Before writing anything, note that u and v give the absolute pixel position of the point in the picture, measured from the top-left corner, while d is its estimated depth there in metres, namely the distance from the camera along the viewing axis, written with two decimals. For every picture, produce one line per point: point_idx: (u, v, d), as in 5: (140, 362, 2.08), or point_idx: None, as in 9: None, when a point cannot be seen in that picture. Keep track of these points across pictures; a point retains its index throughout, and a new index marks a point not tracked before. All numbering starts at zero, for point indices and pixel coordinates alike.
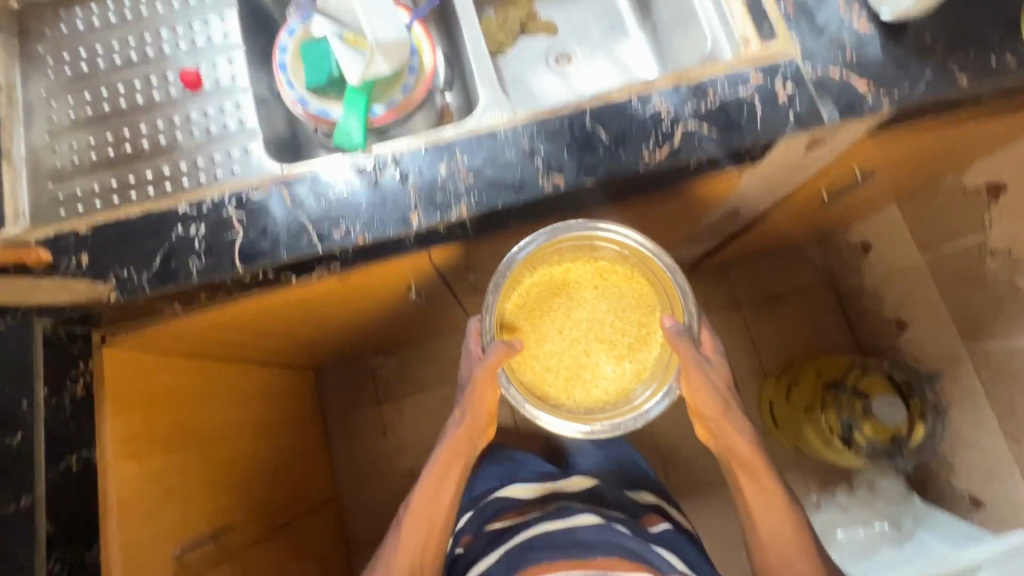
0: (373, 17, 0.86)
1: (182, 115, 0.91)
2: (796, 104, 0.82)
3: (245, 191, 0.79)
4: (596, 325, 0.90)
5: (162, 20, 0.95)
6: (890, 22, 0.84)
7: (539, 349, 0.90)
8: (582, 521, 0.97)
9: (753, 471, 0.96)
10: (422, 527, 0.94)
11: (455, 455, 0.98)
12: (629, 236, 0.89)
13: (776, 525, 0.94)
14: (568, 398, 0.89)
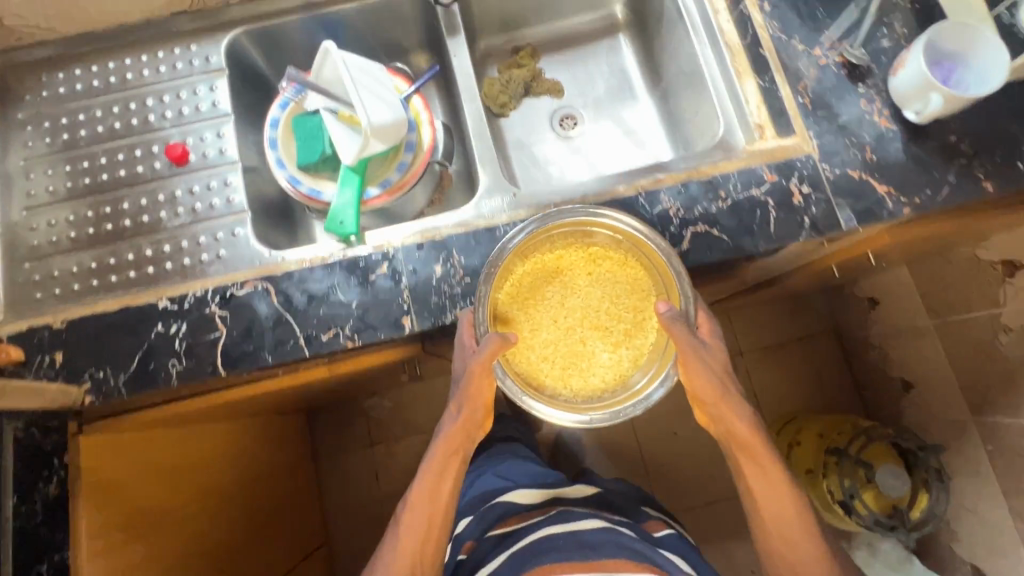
0: (369, 97, 0.82)
1: (167, 192, 0.87)
2: (812, 207, 0.77)
3: (230, 286, 0.76)
4: (589, 310, 0.75)
5: (150, 89, 0.91)
6: (918, 121, 0.78)
7: (528, 337, 0.75)
8: (586, 526, 0.83)
9: (761, 466, 0.78)
10: (420, 528, 0.75)
11: (440, 468, 0.77)
12: (621, 217, 0.73)
13: (783, 521, 0.78)
14: (565, 389, 0.74)
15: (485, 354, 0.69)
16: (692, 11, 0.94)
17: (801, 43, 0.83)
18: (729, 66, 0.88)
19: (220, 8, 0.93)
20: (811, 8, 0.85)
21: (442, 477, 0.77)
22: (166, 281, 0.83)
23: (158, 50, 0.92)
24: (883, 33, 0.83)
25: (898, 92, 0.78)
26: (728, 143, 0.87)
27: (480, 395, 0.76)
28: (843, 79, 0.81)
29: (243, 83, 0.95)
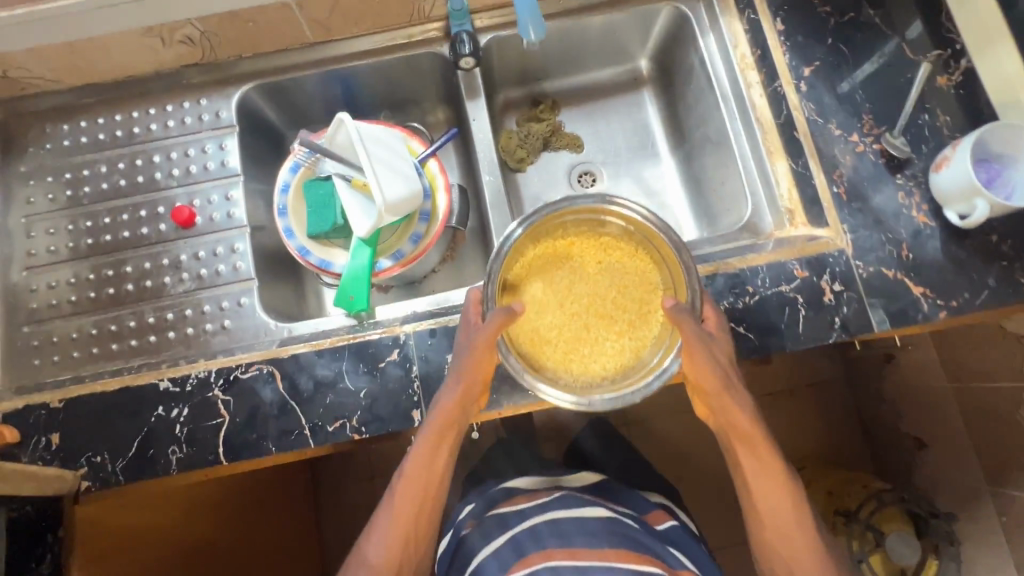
0: (384, 170, 0.79)
1: (172, 256, 0.84)
2: (844, 306, 0.74)
3: (233, 369, 0.73)
4: (596, 298, 0.74)
5: (158, 145, 0.87)
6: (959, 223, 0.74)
7: (532, 318, 0.73)
8: (587, 513, 0.79)
9: (760, 458, 0.73)
10: (414, 500, 0.69)
11: (431, 449, 0.69)
12: (633, 205, 0.71)
13: (781, 523, 0.72)
14: (566, 372, 0.71)
15: (490, 330, 0.66)
16: (723, 79, 0.89)
17: (838, 128, 0.79)
18: (761, 144, 0.84)
19: (233, 63, 0.89)
20: (850, 90, 0.81)
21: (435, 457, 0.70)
22: (170, 351, 0.80)
23: (167, 103, 0.89)
24: (924, 120, 0.79)
25: (940, 190, 0.74)
26: (757, 226, 0.84)
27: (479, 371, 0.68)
28: (880, 169, 0.78)
29: (252, 138, 0.92)
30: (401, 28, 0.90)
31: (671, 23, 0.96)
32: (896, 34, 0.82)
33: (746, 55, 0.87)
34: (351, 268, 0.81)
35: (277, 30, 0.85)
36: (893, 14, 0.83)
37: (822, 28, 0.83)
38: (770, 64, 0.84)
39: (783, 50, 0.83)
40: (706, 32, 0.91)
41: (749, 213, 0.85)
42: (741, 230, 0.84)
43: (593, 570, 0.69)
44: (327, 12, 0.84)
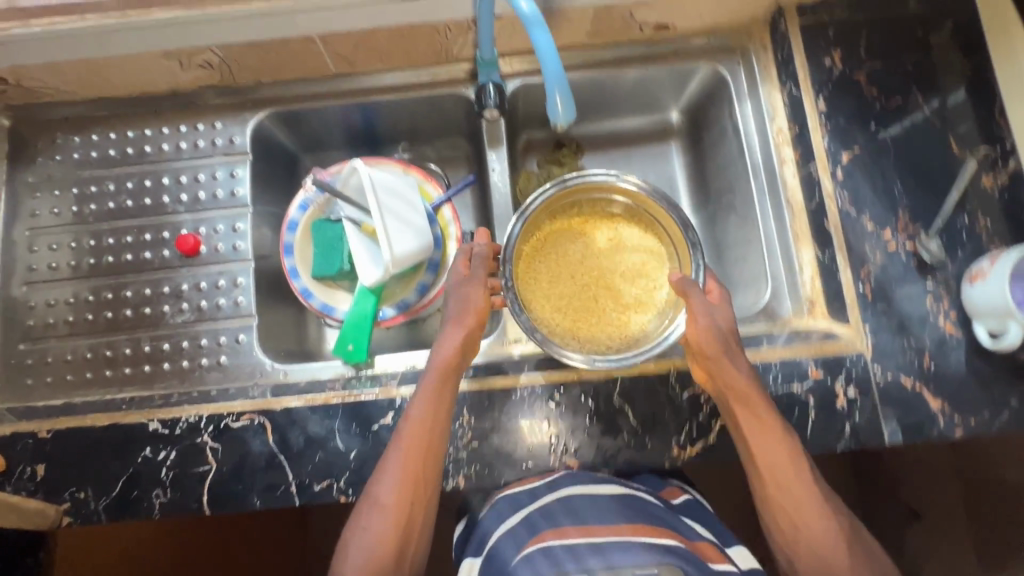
0: (395, 222, 0.76)
1: (173, 284, 0.82)
2: (856, 413, 0.71)
3: (224, 416, 0.72)
4: (604, 273, 0.84)
5: (169, 166, 0.85)
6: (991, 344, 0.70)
7: (547, 288, 0.82)
8: (604, 488, 0.66)
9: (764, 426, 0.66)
10: (421, 444, 0.65)
11: (439, 387, 0.67)
12: (641, 183, 0.78)
13: (793, 494, 0.66)
14: (574, 338, 0.80)
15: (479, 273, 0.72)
16: (756, 151, 0.86)
17: (871, 221, 0.76)
18: (788, 227, 0.82)
19: (251, 87, 0.87)
20: (888, 182, 0.77)
21: (441, 400, 0.66)
22: (163, 383, 0.79)
23: (181, 123, 0.86)
24: (963, 222, 0.75)
25: (973, 304, 0.70)
26: (774, 310, 0.81)
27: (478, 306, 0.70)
28: (910, 270, 0.74)
29: (265, 166, 0.90)
30: (428, 66, 0.87)
31: (707, 82, 0.91)
32: (943, 126, 0.78)
33: (783, 129, 0.84)
34: (351, 316, 0.79)
35: (298, 61, 0.82)
36: (943, 104, 0.79)
37: (866, 111, 0.79)
38: (807, 144, 0.80)
39: (822, 131, 0.79)
40: (743, 99, 0.87)
41: (766, 298, 0.82)
42: (756, 313, 0.82)
43: (609, 549, 0.59)
44: (352, 48, 0.81)
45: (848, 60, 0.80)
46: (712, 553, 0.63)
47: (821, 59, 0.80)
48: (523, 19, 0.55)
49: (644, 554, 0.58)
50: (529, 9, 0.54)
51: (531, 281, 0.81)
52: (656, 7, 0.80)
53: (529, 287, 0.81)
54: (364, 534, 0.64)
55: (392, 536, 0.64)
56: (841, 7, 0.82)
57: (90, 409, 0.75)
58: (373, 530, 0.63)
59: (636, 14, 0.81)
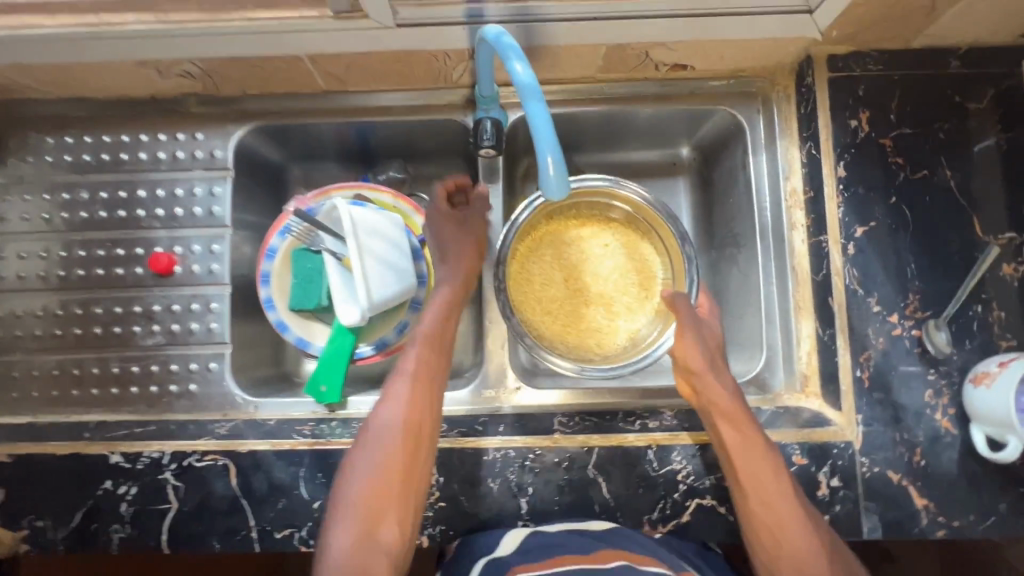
0: (378, 263, 0.73)
1: (145, 303, 0.79)
2: (836, 505, 0.69)
3: (188, 455, 0.70)
4: (597, 278, 0.84)
5: (146, 177, 0.81)
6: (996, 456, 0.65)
7: (539, 291, 0.82)
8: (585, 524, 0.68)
9: (741, 432, 0.65)
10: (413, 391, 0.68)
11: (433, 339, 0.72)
12: (640, 195, 0.80)
13: (778, 510, 0.63)
14: (563, 343, 0.81)
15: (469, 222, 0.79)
16: (766, 210, 0.81)
17: (877, 303, 0.72)
18: (790, 297, 0.79)
19: (236, 98, 0.81)
20: (902, 262, 0.72)
21: (434, 357, 0.71)
22: (130, 407, 0.77)
23: (160, 132, 0.82)
24: (975, 312, 0.71)
25: (974, 407, 0.66)
26: (765, 382, 0.78)
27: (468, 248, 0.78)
28: (912, 360, 0.70)
29: (248, 182, 0.85)
30: (425, 89, 0.81)
31: (722, 126, 0.85)
32: (970, 206, 0.72)
33: (797, 190, 0.79)
34: (327, 354, 0.77)
35: (285, 77, 0.77)
36: (973, 181, 0.73)
37: (888, 182, 0.73)
38: (821, 211, 0.75)
39: (837, 200, 0.73)
40: (759, 150, 0.82)
41: (759, 367, 0.79)
42: (747, 382, 0.79)
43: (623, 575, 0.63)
44: (343, 68, 0.75)
45: (876, 123, 0.74)
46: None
47: (847, 119, 0.74)
48: (521, 86, 0.50)
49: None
50: (527, 76, 0.50)
51: (525, 283, 0.82)
52: (675, 48, 0.74)
53: (522, 289, 0.81)
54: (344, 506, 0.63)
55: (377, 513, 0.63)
56: (876, 62, 0.75)
57: (53, 432, 0.73)
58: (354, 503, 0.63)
59: (653, 53, 0.75)
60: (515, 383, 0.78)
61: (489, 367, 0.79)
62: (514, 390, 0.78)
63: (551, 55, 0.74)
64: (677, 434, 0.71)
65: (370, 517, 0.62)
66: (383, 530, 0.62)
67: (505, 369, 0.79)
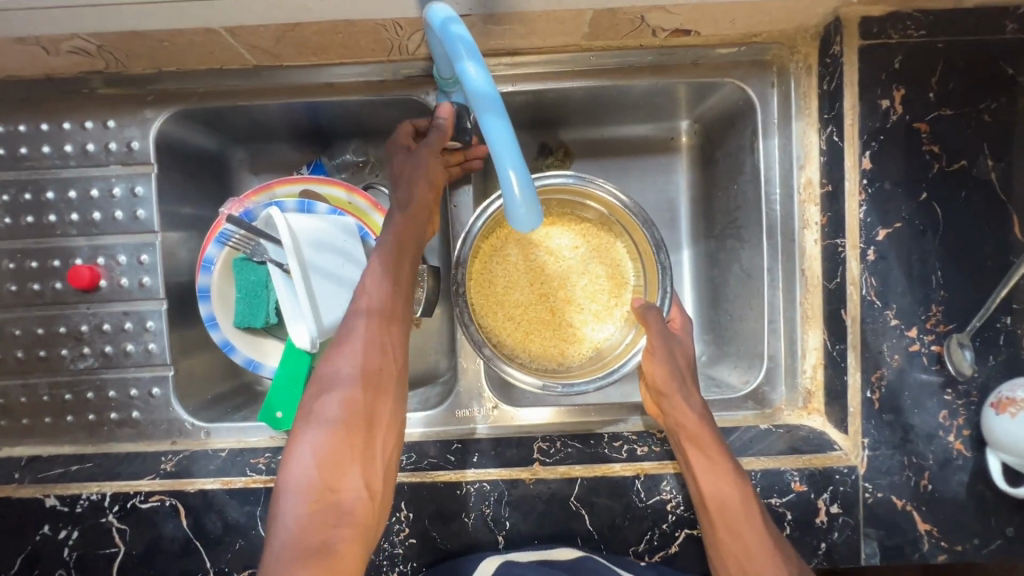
0: (326, 281, 0.63)
1: (71, 322, 0.70)
2: (835, 531, 0.64)
3: (131, 496, 0.64)
4: (568, 282, 0.73)
5: (54, 176, 0.69)
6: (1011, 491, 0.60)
7: (501, 294, 0.71)
8: (556, 550, 0.62)
9: (713, 467, 0.58)
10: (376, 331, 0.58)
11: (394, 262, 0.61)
12: (621, 197, 0.66)
13: (742, 539, 0.56)
14: (523, 352, 0.71)
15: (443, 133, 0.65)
16: (774, 205, 0.71)
17: (896, 316, 0.64)
18: (798, 305, 0.71)
19: (150, 77, 0.68)
20: (927, 269, 0.63)
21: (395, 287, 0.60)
22: (68, 437, 0.70)
23: (64, 120, 0.69)
24: (1003, 324, 0.63)
25: (995, 434, 0.60)
26: (765, 396, 0.72)
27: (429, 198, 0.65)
28: (929, 378, 0.64)
29: (178, 177, 0.73)
30: (378, 63, 0.68)
31: (729, 100, 0.73)
32: (1010, 202, 0.63)
33: (813, 182, 0.69)
34: (280, 376, 0.69)
35: (203, 52, 0.63)
36: (1016, 174, 0.63)
37: (919, 174, 0.63)
38: (839, 208, 0.65)
39: (859, 198, 0.64)
40: (771, 134, 0.70)
41: (757, 381, 0.72)
42: (744, 397, 0.73)
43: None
44: (272, 41, 0.61)
45: (911, 103, 0.63)
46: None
47: (877, 98, 0.63)
48: (476, 94, 0.39)
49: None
50: (483, 82, 0.39)
51: (486, 286, 0.71)
52: (675, 11, 0.60)
53: (482, 293, 0.71)
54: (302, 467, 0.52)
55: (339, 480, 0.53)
56: (918, 26, 0.62)
57: None
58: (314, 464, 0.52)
59: (649, 17, 0.61)
60: (491, 400, 0.71)
61: (462, 384, 0.71)
62: (492, 408, 0.71)
63: (526, 22, 0.61)
64: (668, 463, 0.65)
65: (329, 483, 0.52)
66: (345, 495, 0.52)
67: (480, 387, 0.71)
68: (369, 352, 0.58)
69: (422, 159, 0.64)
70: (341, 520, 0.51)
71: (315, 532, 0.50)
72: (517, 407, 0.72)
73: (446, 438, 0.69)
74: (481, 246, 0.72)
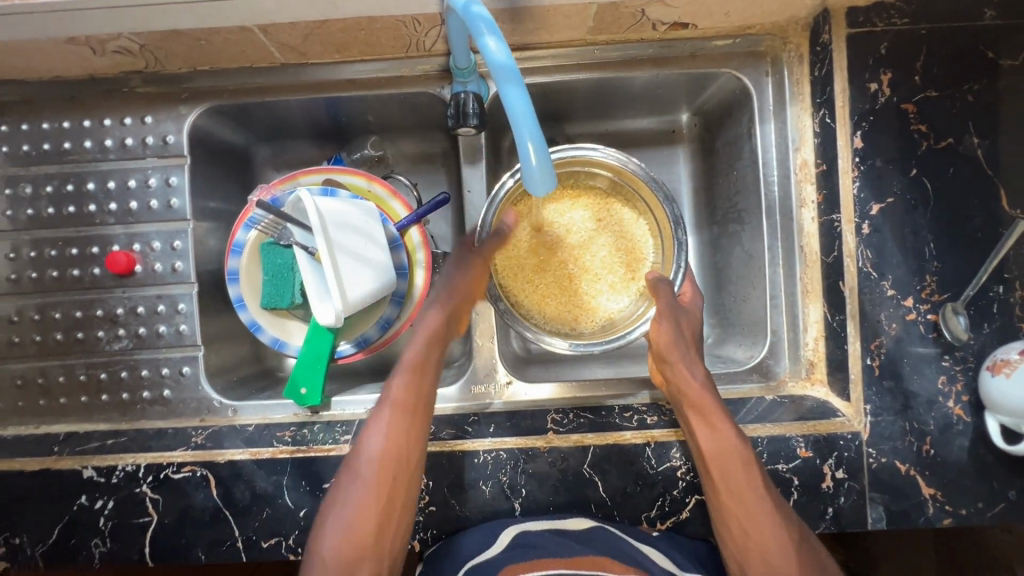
0: (350, 260, 0.66)
1: (107, 305, 0.74)
2: (841, 497, 0.66)
3: (164, 467, 0.67)
4: (584, 253, 0.78)
5: (94, 169, 0.74)
6: (1013, 451, 0.62)
7: (522, 259, 0.77)
8: (570, 521, 0.65)
9: (713, 431, 0.60)
10: (402, 421, 0.61)
11: (424, 352, 0.65)
12: (640, 168, 0.69)
13: (741, 491, 0.58)
14: (539, 312, 0.76)
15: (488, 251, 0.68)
16: (773, 185, 0.75)
17: (892, 287, 0.67)
18: (798, 280, 0.74)
19: (185, 75, 0.73)
20: (920, 241, 0.66)
21: (423, 382, 0.64)
22: (103, 416, 0.74)
23: (105, 116, 0.74)
24: (997, 293, 0.66)
25: (992, 397, 0.62)
26: (769, 369, 0.75)
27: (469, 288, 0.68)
28: (927, 345, 0.66)
29: (209, 169, 0.78)
30: (398, 60, 0.73)
31: (727, 89, 0.77)
32: (997, 176, 0.66)
33: (808, 162, 0.73)
34: (305, 354, 0.72)
35: (236, 50, 0.68)
36: (1003, 149, 0.66)
37: (908, 152, 0.67)
38: (834, 185, 0.69)
39: (852, 174, 0.67)
40: (767, 119, 0.74)
41: (762, 355, 0.76)
42: (749, 369, 0.76)
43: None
44: (300, 39, 0.66)
45: (898, 86, 0.67)
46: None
47: (866, 82, 0.67)
48: (495, 66, 0.43)
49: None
50: (502, 54, 0.42)
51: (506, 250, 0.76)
52: (673, 4, 0.65)
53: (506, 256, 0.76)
54: (333, 522, 0.58)
55: (366, 539, 0.57)
56: (902, 15, 0.66)
57: (22, 446, 0.70)
58: (342, 523, 0.57)
59: (650, 11, 0.66)
60: (505, 378, 0.75)
61: (477, 361, 0.75)
62: (506, 384, 0.75)
63: (534, 17, 0.66)
64: (677, 430, 0.68)
65: (354, 542, 0.56)
66: None
67: (494, 364, 0.75)
68: (394, 443, 0.60)
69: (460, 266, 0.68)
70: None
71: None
72: (529, 383, 0.75)
73: (465, 410, 0.73)
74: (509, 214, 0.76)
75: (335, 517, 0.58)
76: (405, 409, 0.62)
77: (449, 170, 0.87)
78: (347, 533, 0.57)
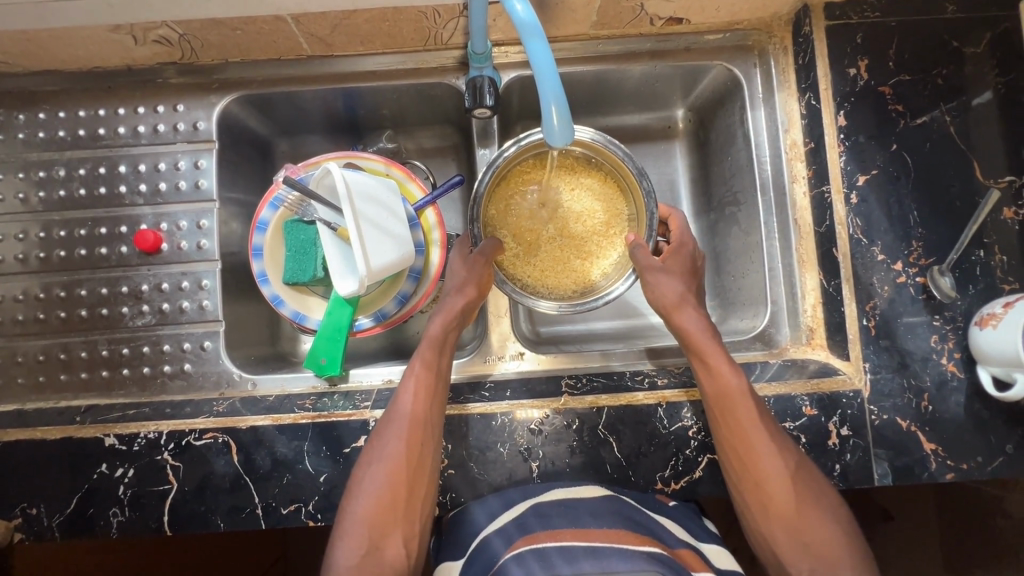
0: (373, 230, 0.68)
1: (133, 284, 0.78)
2: (847, 453, 0.69)
3: (186, 433, 0.68)
4: (569, 221, 0.79)
5: (125, 153, 0.78)
6: (1005, 399, 0.64)
7: (513, 239, 0.78)
8: (586, 485, 0.66)
9: (716, 372, 0.65)
10: (423, 398, 0.65)
11: (444, 335, 0.70)
12: (591, 134, 0.73)
13: (748, 438, 0.63)
14: (542, 286, 0.77)
15: (484, 256, 0.72)
16: (765, 165, 0.81)
17: (882, 252, 0.71)
18: (794, 252, 0.79)
19: (217, 66, 0.78)
20: (903, 209, 0.72)
21: (439, 361, 0.68)
22: (123, 390, 0.76)
23: (138, 104, 0.78)
24: (978, 257, 0.70)
25: (982, 350, 0.65)
26: (771, 337, 0.80)
27: (483, 278, 0.72)
28: (917, 306, 0.70)
29: (235, 156, 0.82)
30: (416, 52, 0.78)
31: (719, 82, 0.84)
32: (969, 150, 0.72)
33: (797, 143, 0.79)
34: (326, 325, 0.75)
35: (268, 41, 0.74)
36: (972, 126, 0.72)
37: (887, 129, 0.73)
38: (822, 160, 0.75)
39: (839, 149, 0.73)
40: (757, 105, 0.81)
41: (765, 323, 0.81)
42: (753, 338, 0.81)
43: (604, 553, 0.57)
44: (328, 30, 0.72)
45: (874, 70, 0.73)
46: (696, 562, 0.61)
47: (845, 67, 0.74)
48: (520, 24, 0.48)
49: (638, 560, 0.55)
50: (527, 13, 0.48)
51: (498, 234, 0.77)
52: None
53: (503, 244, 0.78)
54: (365, 485, 0.61)
55: (398, 503, 0.61)
56: (873, 9, 0.74)
57: (42, 419, 0.71)
58: (375, 487, 0.61)
59: (648, 5, 0.74)
60: (516, 349, 0.79)
61: (492, 336, 0.80)
62: (517, 356, 0.79)
63: (544, 9, 0.73)
64: (687, 391, 0.71)
65: (389, 504, 0.61)
66: (387, 547, 0.59)
67: (509, 337, 0.80)
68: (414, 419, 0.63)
69: (472, 266, 0.72)
70: (397, 532, 0.60)
71: (375, 543, 0.59)
72: (538, 354, 0.80)
73: (478, 378, 0.76)
74: (491, 206, 0.77)
75: (369, 478, 0.62)
76: (426, 388, 0.65)
77: (461, 160, 0.91)
78: (376, 502, 0.60)
